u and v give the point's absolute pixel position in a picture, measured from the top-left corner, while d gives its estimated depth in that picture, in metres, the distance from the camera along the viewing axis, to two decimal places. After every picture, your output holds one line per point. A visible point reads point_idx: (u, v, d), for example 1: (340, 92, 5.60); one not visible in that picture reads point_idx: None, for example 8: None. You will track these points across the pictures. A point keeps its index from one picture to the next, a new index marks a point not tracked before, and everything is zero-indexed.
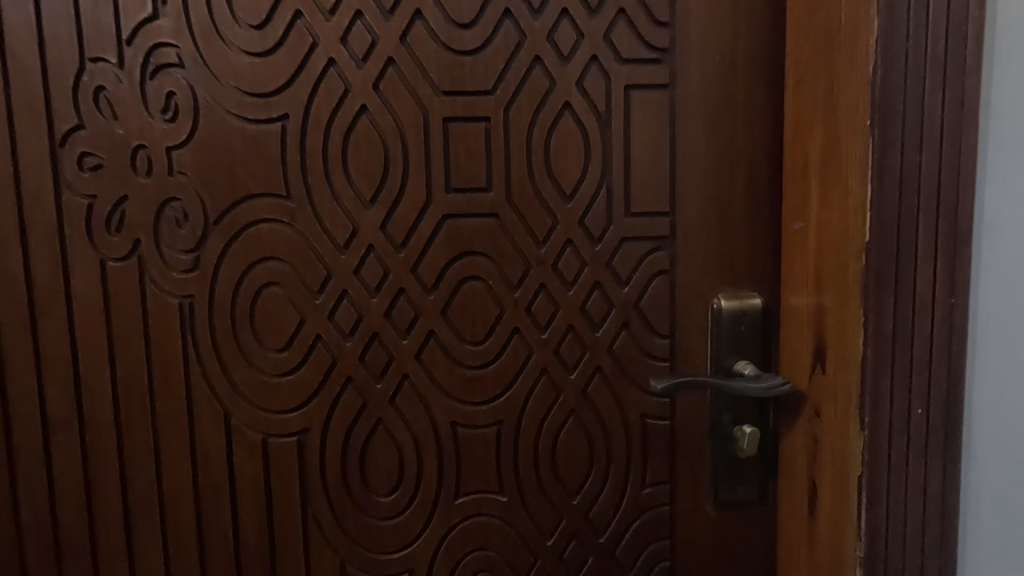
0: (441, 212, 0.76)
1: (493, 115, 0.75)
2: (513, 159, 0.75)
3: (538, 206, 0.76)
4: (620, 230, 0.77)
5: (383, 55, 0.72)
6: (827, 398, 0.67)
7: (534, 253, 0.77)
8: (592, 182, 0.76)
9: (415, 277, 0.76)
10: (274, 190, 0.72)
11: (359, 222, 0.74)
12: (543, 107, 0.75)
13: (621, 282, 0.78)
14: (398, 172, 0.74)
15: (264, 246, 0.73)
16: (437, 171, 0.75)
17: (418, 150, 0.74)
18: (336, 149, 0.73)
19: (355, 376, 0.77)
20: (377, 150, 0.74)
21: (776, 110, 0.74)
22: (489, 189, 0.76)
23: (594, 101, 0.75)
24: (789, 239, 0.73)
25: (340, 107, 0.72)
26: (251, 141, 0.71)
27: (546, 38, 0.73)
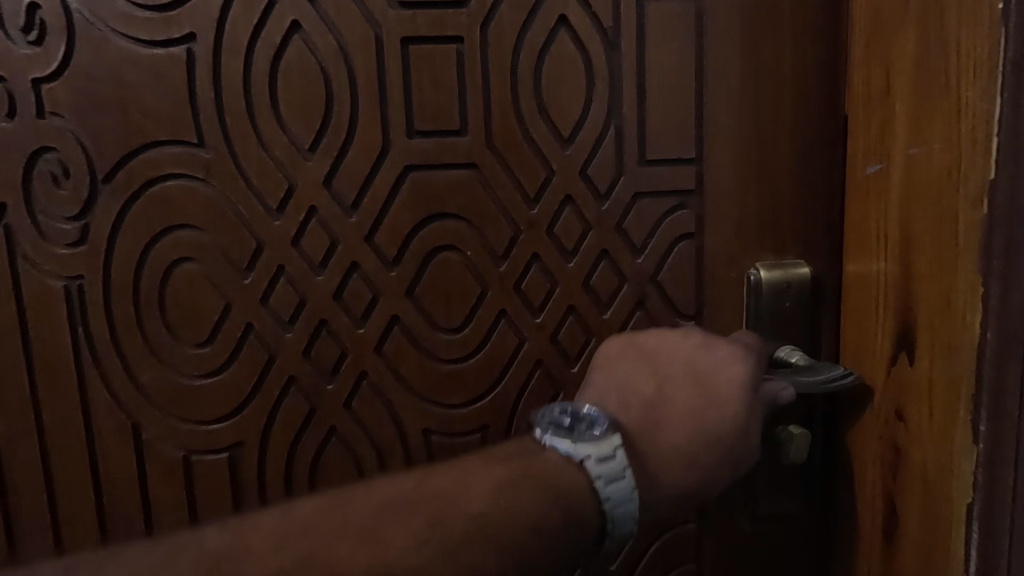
0: (404, 162, 0.58)
1: (468, 33, 0.56)
2: (494, 91, 0.57)
3: (527, 153, 0.59)
4: (633, 182, 0.59)
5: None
6: (914, 397, 0.50)
7: (523, 215, 0.60)
8: (597, 120, 0.58)
9: (371, 248, 0.60)
10: (181, 136, 0.55)
11: (297, 177, 0.58)
12: (532, 21, 0.57)
13: (634, 251, 0.61)
14: (344, 111, 0.57)
15: (172, 212, 0.56)
16: (396, 109, 0.57)
17: (369, 81, 0.57)
18: (261, 81, 0.56)
19: (299, 376, 0.61)
20: (316, 82, 0.56)
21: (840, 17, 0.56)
22: (463, 131, 0.58)
23: (598, 12, 0.57)
24: (856, 188, 0.56)
25: (264, 26, 0.55)
26: (145, 70, 0.54)
27: None
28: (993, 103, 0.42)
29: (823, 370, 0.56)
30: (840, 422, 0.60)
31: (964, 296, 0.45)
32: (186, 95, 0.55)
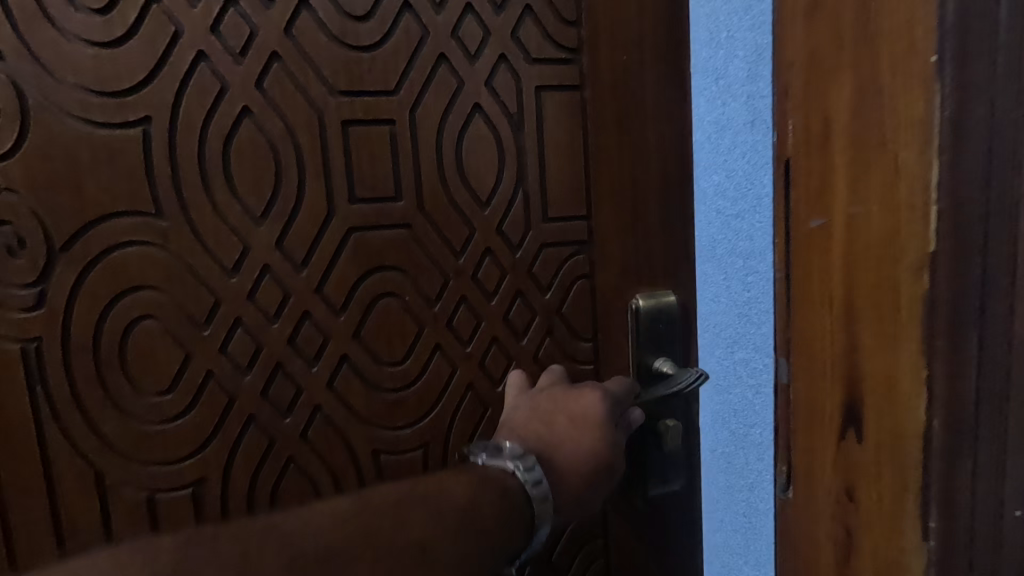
0: (348, 226, 0.68)
1: (397, 116, 0.68)
2: (424, 165, 0.70)
3: (452, 215, 0.72)
4: (539, 236, 0.76)
5: (266, 46, 0.63)
6: (868, 482, 0.42)
7: (453, 266, 0.73)
8: (507, 187, 0.74)
9: (320, 298, 0.67)
10: (139, 208, 0.60)
11: (249, 240, 0.64)
12: (451, 108, 0.70)
13: (542, 289, 0.77)
14: (291, 182, 0.65)
15: (130, 273, 0.61)
16: (338, 179, 0.67)
17: (314, 157, 0.65)
18: (214, 157, 0.62)
19: (258, 415, 0.66)
20: (264, 155, 0.64)
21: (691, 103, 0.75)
22: (399, 198, 0.69)
23: (505, 102, 0.72)
24: (801, 239, 0.46)
25: (216, 109, 0.62)
26: (100, 148, 0.59)
27: (450, 35, 0.69)
28: (931, 166, 0.36)
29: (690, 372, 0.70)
30: (794, 488, 0.49)
31: (908, 379, 0.39)
32: (142, 169, 0.60)
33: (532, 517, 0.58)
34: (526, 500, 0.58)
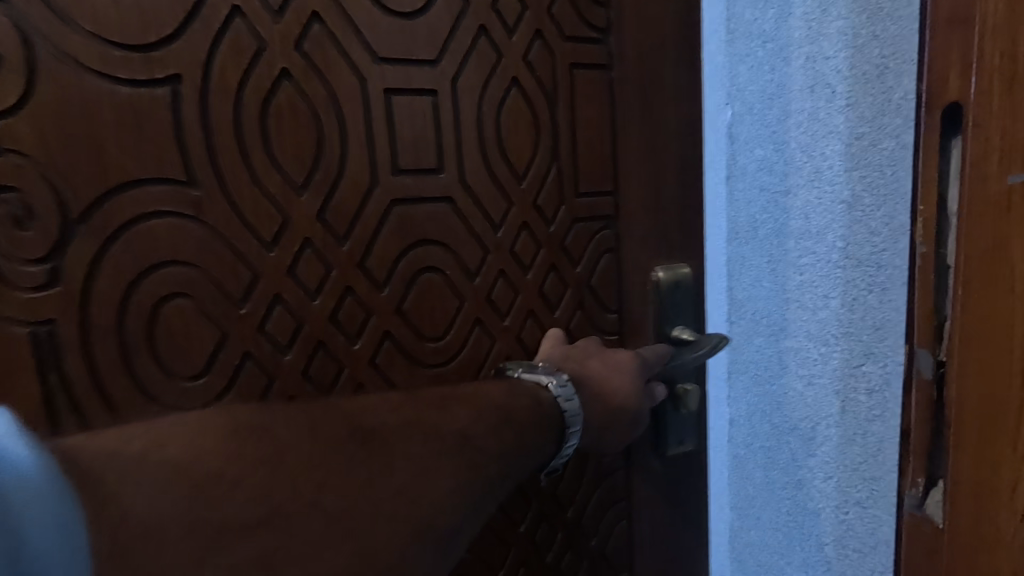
0: (389, 197, 0.65)
1: (440, 87, 0.65)
2: (464, 139, 0.68)
3: (491, 188, 0.70)
4: (571, 210, 0.75)
5: (306, 7, 0.58)
6: None
7: (491, 239, 0.71)
8: (543, 161, 0.72)
9: (363, 272, 0.64)
10: (170, 178, 0.55)
11: (289, 210, 0.60)
12: (491, 80, 0.68)
13: (574, 262, 0.76)
14: (333, 152, 0.61)
15: (159, 247, 0.56)
16: (381, 150, 0.64)
17: (355, 127, 0.62)
18: (252, 123, 0.58)
19: (300, 396, 0.62)
20: (307, 122, 0.60)
21: (718, 80, 0.83)
22: (440, 171, 0.67)
23: (541, 78, 0.71)
24: (976, 201, 0.39)
25: (252, 70, 0.57)
26: (125, 109, 0.53)
27: (490, 6, 0.67)
28: None
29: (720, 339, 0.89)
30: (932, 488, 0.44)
31: None
32: (173, 133, 0.55)
33: (563, 424, 0.67)
34: (559, 412, 0.67)
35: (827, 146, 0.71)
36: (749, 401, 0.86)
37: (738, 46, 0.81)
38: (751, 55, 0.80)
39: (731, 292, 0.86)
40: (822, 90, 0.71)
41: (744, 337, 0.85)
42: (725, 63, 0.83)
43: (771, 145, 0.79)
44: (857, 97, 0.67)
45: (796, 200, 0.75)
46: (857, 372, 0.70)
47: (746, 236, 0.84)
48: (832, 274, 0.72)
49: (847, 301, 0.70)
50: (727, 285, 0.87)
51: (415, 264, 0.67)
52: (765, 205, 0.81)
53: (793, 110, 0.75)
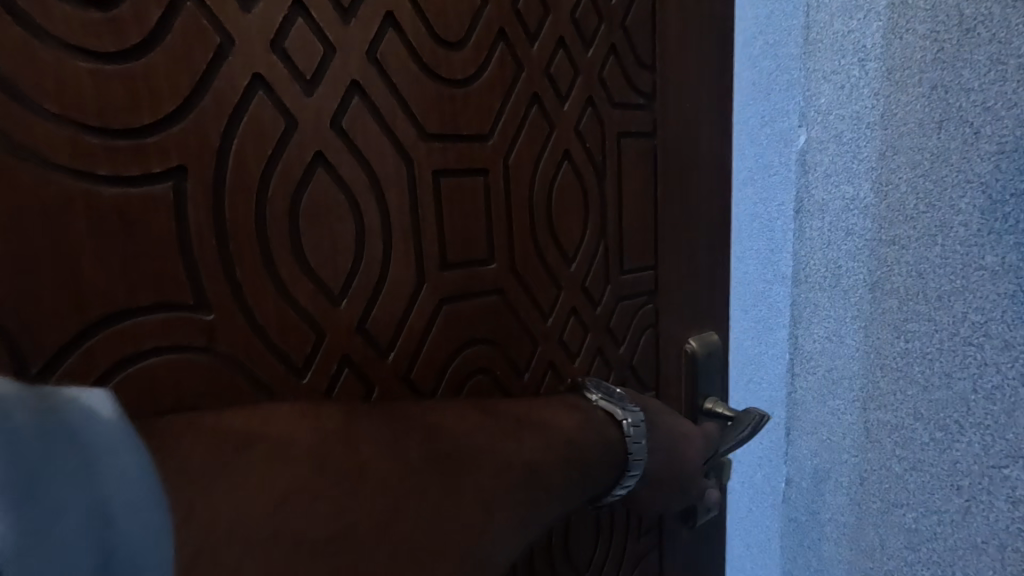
0: (437, 296, 0.55)
1: (491, 165, 0.57)
2: (516, 221, 0.59)
3: (541, 272, 0.62)
4: (616, 289, 0.69)
5: (345, 74, 0.47)
6: None
7: (540, 329, 0.63)
8: (591, 239, 0.66)
9: (409, 387, 0.54)
10: (174, 301, 0.42)
11: (323, 325, 0.49)
12: (543, 154, 0.60)
13: (617, 342, 0.71)
14: (375, 249, 0.50)
15: (157, 392, 0.42)
16: (429, 240, 0.53)
17: (400, 217, 0.51)
18: (279, 221, 0.45)
19: None
20: (345, 216, 0.48)
21: (801, 101, 0.77)
22: (490, 259, 0.58)
23: (591, 149, 0.64)
24: None
25: (280, 156, 0.45)
26: (108, 215, 0.39)
27: (543, 71, 0.59)
28: None
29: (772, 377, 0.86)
30: None
31: None
32: (177, 242, 0.41)
33: (625, 464, 0.59)
34: (624, 447, 0.59)
35: (958, 197, 0.63)
36: (820, 449, 0.82)
37: (825, 64, 0.74)
38: (847, 78, 0.72)
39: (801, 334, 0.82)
40: (955, 128, 0.63)
41: (820, 385, 0.80)
42: (811, 83, 0.76)
43: (874, 184, 0.71)
44: (942, 162, 0.64)
45: (934, 250, 0.66)
46: (879, 450, 0.74)
47: (824, 279, 0.78)
48: (954, 343, 0.65)
49: (987, 373, 0.62)
50: (799, 329, 0.82)
51: (461, 369, 0.57)
52: (849, 254, 0.74)
53: (891, 147, 0.69)
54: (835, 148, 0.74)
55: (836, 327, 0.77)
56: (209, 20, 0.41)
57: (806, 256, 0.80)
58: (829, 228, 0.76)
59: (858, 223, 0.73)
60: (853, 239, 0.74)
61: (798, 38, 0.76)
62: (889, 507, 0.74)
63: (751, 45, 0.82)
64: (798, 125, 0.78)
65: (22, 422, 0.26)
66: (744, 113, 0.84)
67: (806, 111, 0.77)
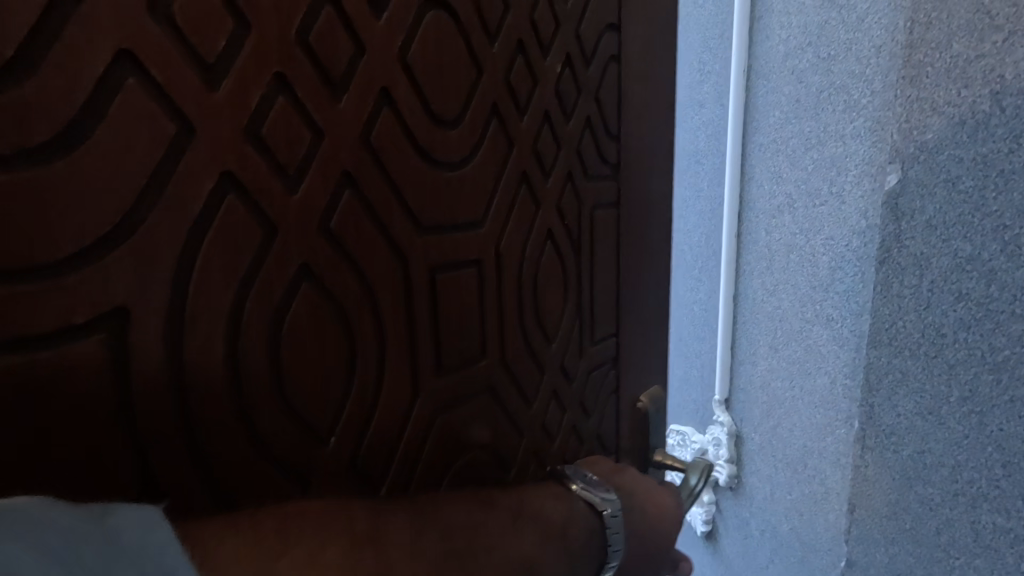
0: (432, 407, 0.47)
1: (485, 252, 0.50)
2: (504, 309, 0.53)
3: (525, 359, 0.56)
4: (589, 361, 0.64)
5: (335, 163, 0.37)
6: None
7: (526, 419, 0.57)
8: (569, 314, 0.60)
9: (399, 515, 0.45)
10: (106, 486, 0.30)
11: (311, 462, 0.39)
12: (530, 233, 0.54)
13: (592, 417, 0.65)
14: (367, 367, 0.42)
15: None
16: (424, 346, 0.46)
17: (395, 324, 0.43)
18: (256, 354, 0.35)
19: None
20: (335, 333, 0.39)
21: (868, 134, 0.76)
22: (482, 355, 0.51)
23: (569, 223, 0.58)
24: None
25: (257, 271, 0.34)
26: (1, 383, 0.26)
27: (531, 147, 0.53)
28: None
29: (844, 425, 0.85)
30: None
31: None
32: (114, 404, 0.30)
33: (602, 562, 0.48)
34: (602, 539, 0.48)
35: None
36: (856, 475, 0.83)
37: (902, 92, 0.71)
38: (975, 113, 0.65)
39: (887, 398, 0.78)
40: None
41: (909, 464, 0.75)
42: (882, 113, 0.74)
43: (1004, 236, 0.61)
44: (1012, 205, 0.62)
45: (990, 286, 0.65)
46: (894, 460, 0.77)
47: (921, 344, 0.73)
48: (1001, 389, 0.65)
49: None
50: (878, 397, 0.79)
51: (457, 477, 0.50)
52: (888, 278, 0.76)
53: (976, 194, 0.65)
54: (908, 182, 0.72)
55: (924, 390, 0.73)
56: (159, 103, 0.29)
57: (900, 311, 0.75)
58: (931, 289, 0.71)
59: (975, 288, 0.67)
60: (966, 306, 0.68)
61: (864, 53, 0.75)
62: (941, 553, 0.73)
63: (796, 59, 0.83)
64: (879, 164, 0.75)
65: (62, 518, 0.23)
66: (789, 137, 0.86)
67: (890, 150, 0.74)
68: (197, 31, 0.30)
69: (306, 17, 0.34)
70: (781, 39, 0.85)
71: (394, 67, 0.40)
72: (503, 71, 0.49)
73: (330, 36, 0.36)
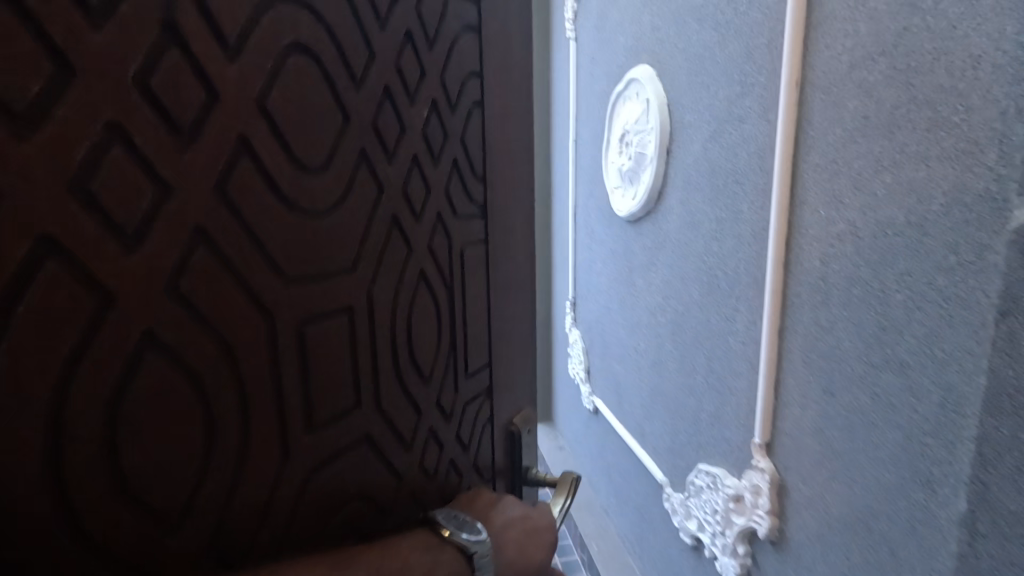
0: (303, 474, 0.43)
1: (355, 299, 0.46)
2: (379, 350, 0.49)
3: (401, 399, 0.52)
4: (461, 394, 0.62)
5: (186, 223, 0.33)
6: None
7: (405, 460, 0.53)
8: (443, 347, 0.58)
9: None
10: None
11: (155, 555, 0.34)
12: (399, 284, 0.51)
13: (466, 448, 0.63)
14: (229, 434, 0.37)
15: None
16: (292, 404, 0.42)
17: (260, 387, 0.39)
18: (85, 430, 0.29)
19: None
20: (188, 404, 0.34)
21: (959, 158, 0.61)
22: (355, 407, 0.47)
23: (439, 262, 0.57)
24: None
25: (82, 349, 0.29)
26: None
27: (402, 190, 0.50)
28: None
29: (938, 499, 0.65)
30: None
31: None
32: None
33: None
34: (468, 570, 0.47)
35: None
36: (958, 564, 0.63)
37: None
38: None
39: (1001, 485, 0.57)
40: None
41: None
42: (980, 133, 0.58)
43: None
44: None
45: None
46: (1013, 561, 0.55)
47: None
48: None
49: None
50: (997, 475, 0.58)
51: (335, 533, 0.46)
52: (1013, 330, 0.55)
53: None
54: None
55: None
56: None
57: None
58: None
59: None
60: None
61: (964, 62, 0.59)
62: None
63: (866, 70, 0.72)
64: (978, 195, 0.59)
65: None
66: (853, 159, 0.75)
67: (992, 179, 0.58)
68: (19, 65, 0.25)
69: (147, 59, 0.30)
70: (844, 49, 0.75)
71: (250, 112, 0.36)
72: (372, 117, 0.46)
73: (173, 81, 0.31)
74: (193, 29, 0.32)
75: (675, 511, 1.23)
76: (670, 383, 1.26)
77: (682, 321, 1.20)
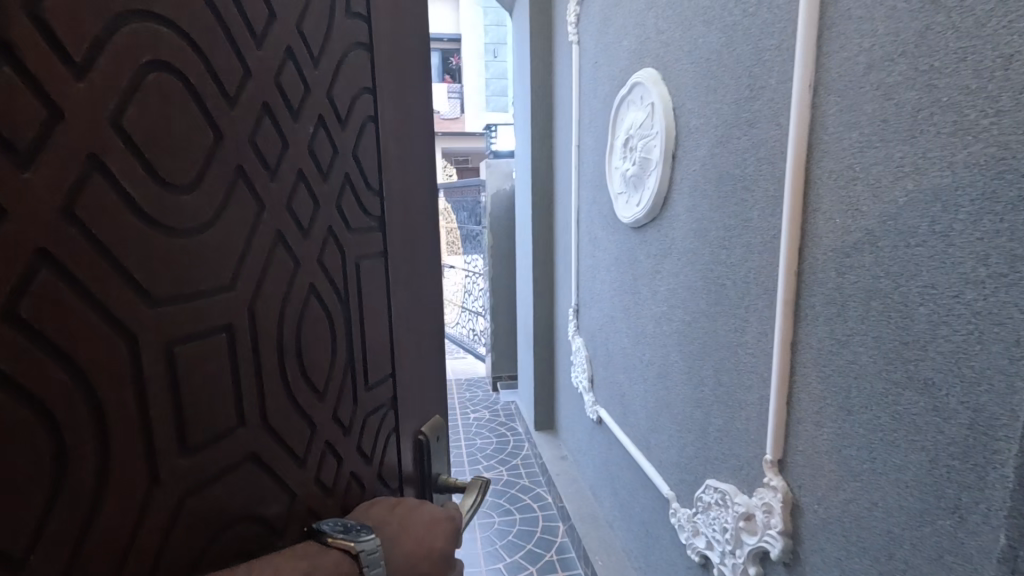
0: (176, 496, 0.37)
1: (236, 316, 0.42)
2: (266, 370, 0.45)
3: (293, 417, 0.49)
4: (363, 407, 0.60)
5: (22, 240, 0.28)
6: None
7: (300, 480, 0.50)
8: (341, 360, 0.55)
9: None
10: None
11: None
12: (287, 299, 0.48)
13: (368, 464, 0.60)
14: (84, 479, 0.31)
15: None
16: (164, 434, 0.36)
17: (125, 421, 0.34)
18: None
19: None
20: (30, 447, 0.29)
21: (987, 164, 0.57)
22: (239, 424, 0.43)
23: (332, 276, 0.54)
24: None
25: None
26: None
27: (285, 206, 0.47)
28: None
29: (968, 527, 0.61)
30: None
31: None
32: None
33: None
34: None
35: None
36: None
37: None
38: None
39: None
40: None
41: None
42: (1010, 137, 0.55)
43: None
44: None
45: None
46: None
47: None
48: None
49: None
50: None
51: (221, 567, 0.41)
52: None
53: None
54: None
55: None
56: None
57: None
58: None
59: None
60: None
61: (990, 62, 0.57)
62: None
63: (884, 72, 0.69)
64: (1011, 203, 0.55)
65: None
66: (874, 164, 0.71)
67: None
68: None
69: None
70: (861, 50, 0.72)
71: (103, 128, 0.31)
72: (250, 130, 0.43)
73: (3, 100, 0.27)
74: (19, 29, 0.27)
75: (681, 526, 1.20)
76: (675, 392, 1.25)
77: (689, 330, 1.18)
